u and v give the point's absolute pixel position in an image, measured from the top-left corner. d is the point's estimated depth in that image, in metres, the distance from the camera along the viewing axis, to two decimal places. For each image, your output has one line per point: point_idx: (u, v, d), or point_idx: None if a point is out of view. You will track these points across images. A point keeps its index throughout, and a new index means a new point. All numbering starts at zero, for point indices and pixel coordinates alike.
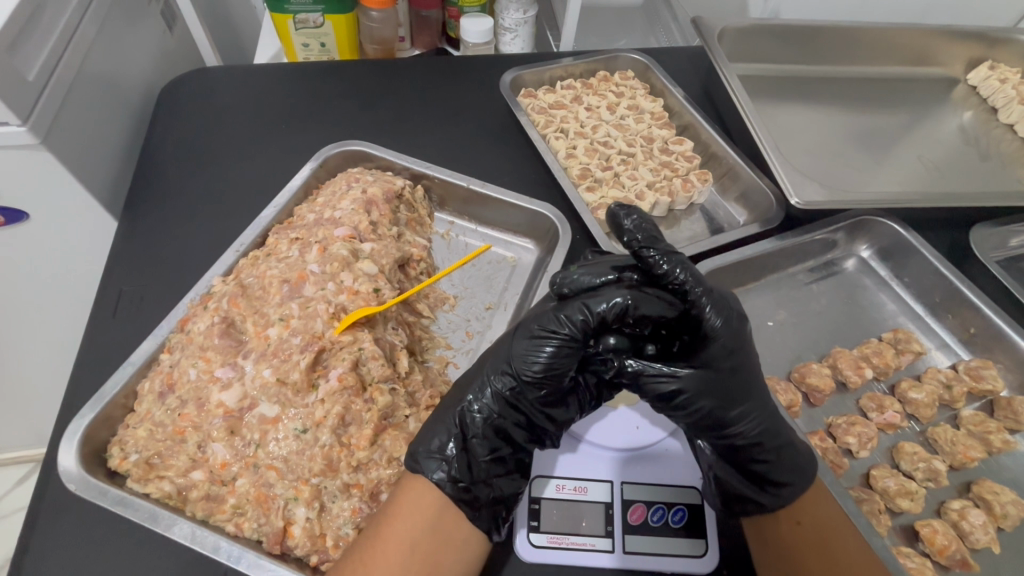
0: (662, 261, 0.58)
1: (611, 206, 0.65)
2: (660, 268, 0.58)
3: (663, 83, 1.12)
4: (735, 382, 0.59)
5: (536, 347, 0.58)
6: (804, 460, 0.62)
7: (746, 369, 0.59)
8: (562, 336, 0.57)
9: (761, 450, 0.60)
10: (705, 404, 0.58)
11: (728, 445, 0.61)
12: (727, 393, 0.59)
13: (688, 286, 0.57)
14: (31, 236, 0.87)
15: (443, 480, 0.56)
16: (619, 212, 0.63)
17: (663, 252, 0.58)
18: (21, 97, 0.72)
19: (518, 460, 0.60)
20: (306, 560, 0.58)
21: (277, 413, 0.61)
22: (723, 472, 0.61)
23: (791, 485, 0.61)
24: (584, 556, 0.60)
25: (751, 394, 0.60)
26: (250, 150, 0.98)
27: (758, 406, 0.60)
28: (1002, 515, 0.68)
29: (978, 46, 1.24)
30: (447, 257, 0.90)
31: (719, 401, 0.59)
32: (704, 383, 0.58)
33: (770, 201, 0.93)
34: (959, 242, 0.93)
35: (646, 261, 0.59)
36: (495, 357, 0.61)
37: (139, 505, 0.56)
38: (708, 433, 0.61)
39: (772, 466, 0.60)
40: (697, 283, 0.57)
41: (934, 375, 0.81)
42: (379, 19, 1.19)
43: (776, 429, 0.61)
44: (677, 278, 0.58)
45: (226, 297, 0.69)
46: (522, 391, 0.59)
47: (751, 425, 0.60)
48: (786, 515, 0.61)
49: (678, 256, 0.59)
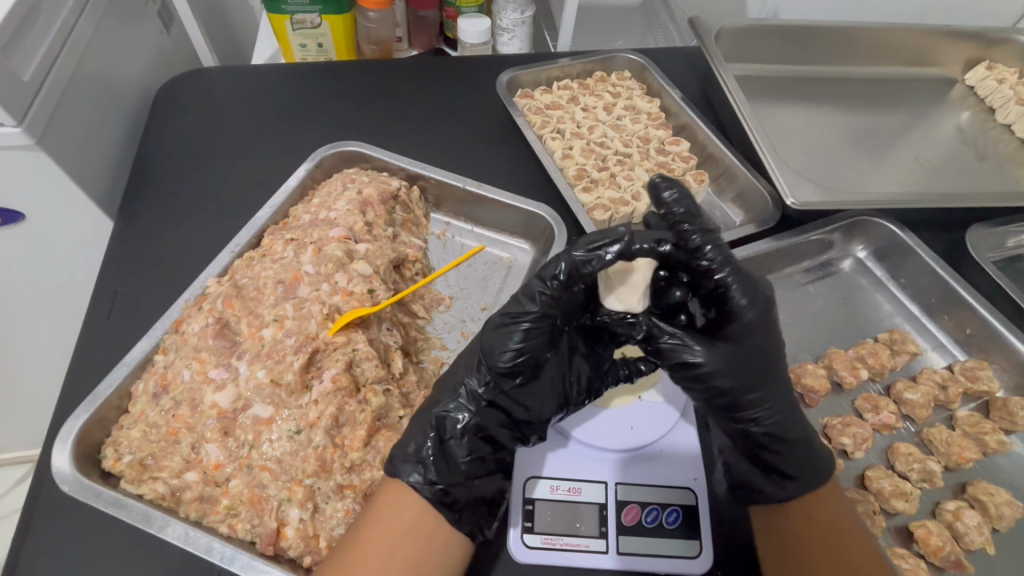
0: (697, 236, 0.58)
1: (651, 176, 0.62)
2: (693, 242, 0.58)
3: (660, 84, 1.12)
4: (758, 365, 0.59)
5: (505, 337, 0.59)
6: (817, 457, 0.61)
7: (769, 356, 0.60)
8: (530, 317, 0.59)
9: (774, 440, 0.60)
10: (726, 384, 0.58)
11: (741, 429, 0.61)
12: (749, 376, 0.59)
13: (715, 263, 0.58)
14: (27, 236, 0.87)
15: (419, 483, 0.56)
16: (660, 183, 0.61)
17: (700, 228, 0.59)
18: (16, 98, 0.72)
19: (499, 459, 0.60)
20: (299, 561, 0.58)
21: (271, 413, 0.61)
22: (733, 457, 0.65)
23: (798, 479, 0.60)
24: (578, 557, 0.60)
25: (772, 382, 0.60)
26: (246, 151, 0.98)
27: (778, 396, 0.60)
28: (997, 516, 0.68)
29: (976, 46, 1.24)
30: (443, 257, 0.90)
31: (741, 383, 0.59)
32: (727, 363, 0.58)
33: (765, 201, 0.92)
34: (955, 243, 0.93)
35: (681, 235, 0.59)
36: (471, 357, 0.62)
37: (133, 506, 0.56)
38: (724, 414, 0.61)
39: (782, 457, 0.60)
40: (727, 263, 0.58)
41: (929, 375, 0.81)
42: (376, 19, 1.18)
43: (792, 421, 0.61)
44: (708, 255, 0.58)
45: (220, 298, 0.68)
46: (496, 384, 0.60)
47: (768, 413, 0.60)
48: (797, 510, 0.61)
49: (714, 234, 0.59)
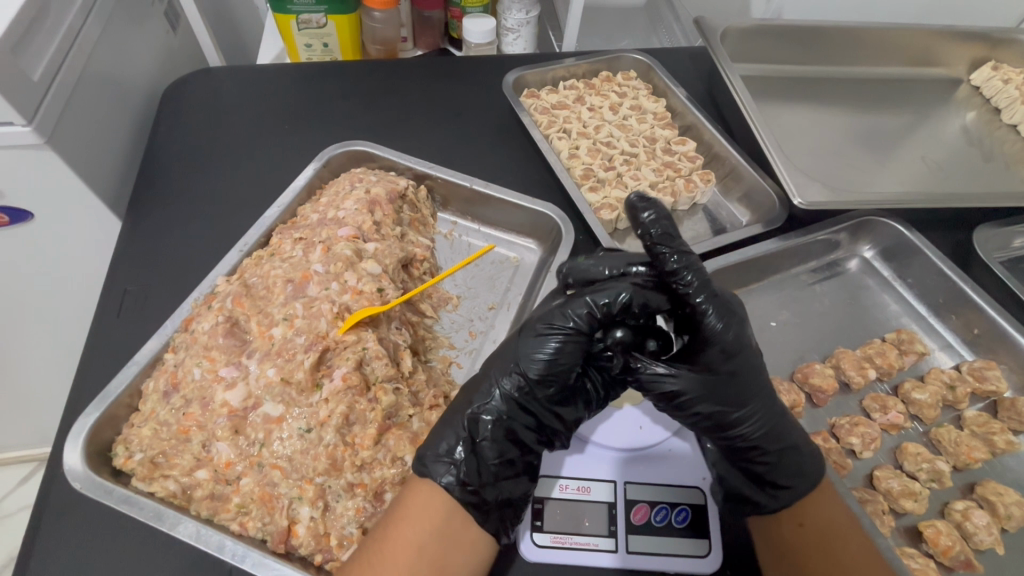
0: (673, 260, 0.57)
1: (629, 195, 0.61)
2: (669, 265, 0.57)
3: (665, 84, 1.12)
4: (737, 384, 0.58)
5: (542, 344, 0.59)
6: (808, 461, 0.62)
7: (750, 372, 0.58)
8: (569, 330, 0.58)
9: (760, 451, 0.60)
10: (706, 407, 0.58)
11: (727, 445, 0.61)
12: (728, 396, 0.58)
13: (693, 288, 0.56)
14: (34, 236, 0.87)
15: (451, 483, 0.56)
16: (638, 203, 0.59)
17: (675, 250, 0.57)
18: (26, 97, 0.72)
19: (527, 462, 0.60)
20: (309, 559, 0.58)
21: (281, 412, 0.62)
22: (723, 468, 0.63)
23: (789, 487, 0.61)
24: (588, 556, 0.60)
25: (753, 397, 0.59)
26: (253, 150, 0.98)
27: (760, 411, 0.59)
28: (1006, 516, 0.68)
29: (981, 46, 1.24)
30: (450, 257, 0.90)
31: (721, 404, 0.58)
32: (706, 387, 0.58)
33: (772, 201, 0.93)
34: (962, 243, 0.93)
35: (657, 258, 0.57)
36: (504, 358, 0.62)
37: (144, 504, 0.56)
38: (708, 433, 0.61)
39: (772, 468, 0.60)
40: (702, 289, 0.56)
41: (937, 375, 0.80)
42: (381, 20, 1.19)
43: (776, 432, 0.60)
44: (683, 277, 0.56)
45: (230, 296, 0.69)
46: (528, 390, 0.60)
47: (751, 429, 0.59)
48: (789, 516, 0.61)
49: (690, 256, 0.57)
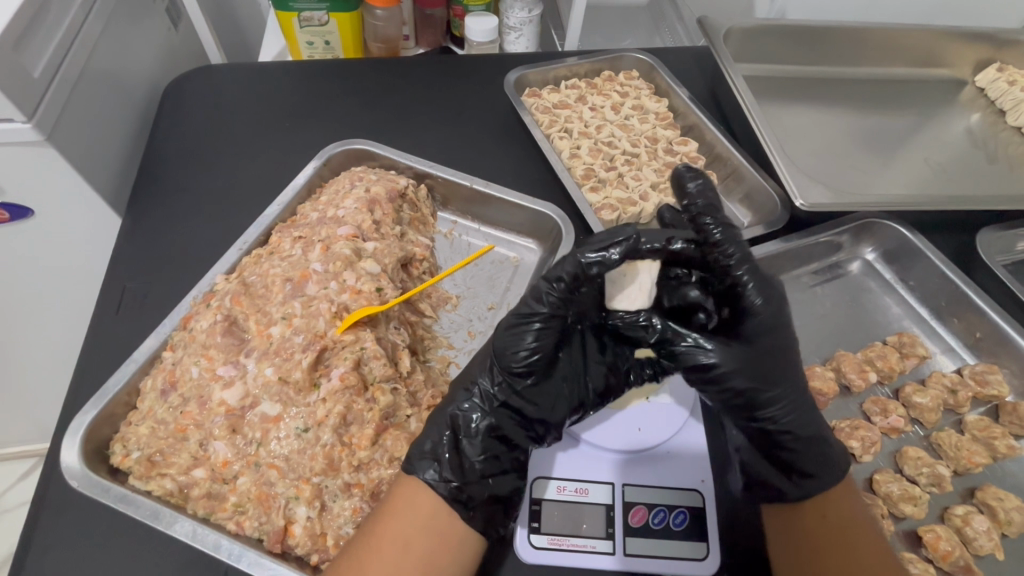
0: (716, 231, 0.63)
1: (680, 167, 0.74)
2: (713, 237, 0.63)
3: (668, 84, 1.11)
4: (772, 363, 0.60)
5: (518, 336, 0.60)
6: (835, 455, 0.62)
7: (784, 354, 0.61)
8: (541, 318, 0.60)
9: (790, 437, 0.61)
10: (741, 383, 0.60)
11: (758, 430, 0.62)
12: (765, 372, 0.60)
13: (733, 260, 0.61)
14: (32, 233, 0.87)
15: (435, 480, 0.56)
16: (686, 174, 0.72)
17: (720, 223, 0.64)
18: (26, 95, 0.72)
19: (513, 458, 0.60)
20: (306, 559, 0.58)
21: (278, 411, 0.61)
22: (749, 455, 0.64)
23: (817, 478, 0.60)
24: (584, 559, 0.60)
25: (787, 376, 0.60)
26: (254, 149, 0.98)
27: (791, 394, 0.61)
28: (1006, 521, 0.68)
29: (988, 47, 1.23)
30: (450, 257, 0.90)
31: (755, 381, 0.60)
32: (743, 361, 0.60)
33: (774, 202, 0.92)
34: (965, 246, 0.92)
35: (703, 228, 0.64)
36: (484, 357, 0.64)
37: (141, 502, 0.57)
38: (739, 413, 0.62)
39: (800, 455, 0.61)
40: (744, 261, 0.61)
41: (939, 379, 0.80)
42: (383, 18, 1.19)
43: (807, 417, 0.61)
44: (727, 248, 0.62)
45: (229, 295, 0.68)
46: (508, 383, 0.61)
47: (781, 410, 0.60)
48: (812, 507, 0.60)
49: (733, 231, 0.64)
